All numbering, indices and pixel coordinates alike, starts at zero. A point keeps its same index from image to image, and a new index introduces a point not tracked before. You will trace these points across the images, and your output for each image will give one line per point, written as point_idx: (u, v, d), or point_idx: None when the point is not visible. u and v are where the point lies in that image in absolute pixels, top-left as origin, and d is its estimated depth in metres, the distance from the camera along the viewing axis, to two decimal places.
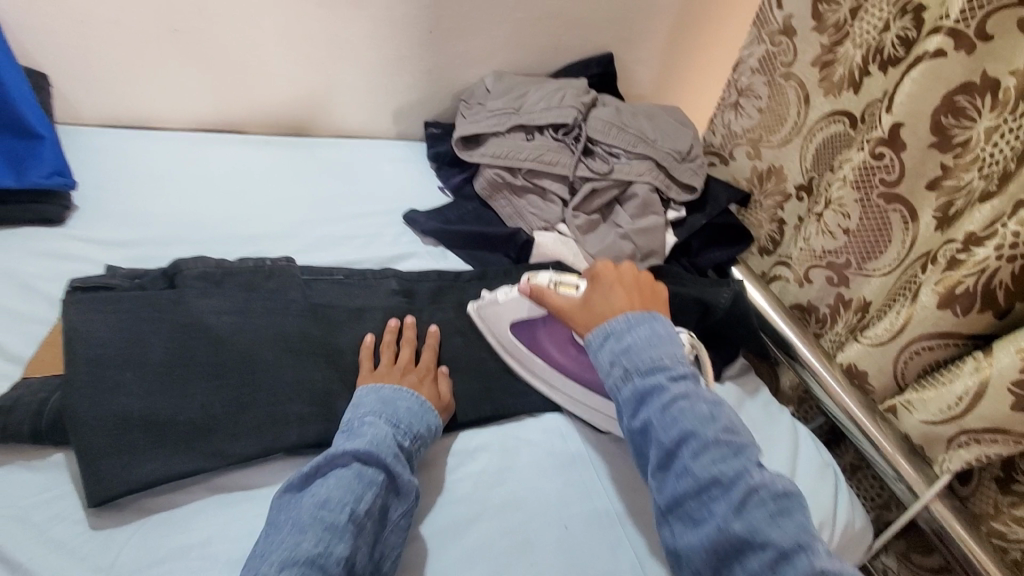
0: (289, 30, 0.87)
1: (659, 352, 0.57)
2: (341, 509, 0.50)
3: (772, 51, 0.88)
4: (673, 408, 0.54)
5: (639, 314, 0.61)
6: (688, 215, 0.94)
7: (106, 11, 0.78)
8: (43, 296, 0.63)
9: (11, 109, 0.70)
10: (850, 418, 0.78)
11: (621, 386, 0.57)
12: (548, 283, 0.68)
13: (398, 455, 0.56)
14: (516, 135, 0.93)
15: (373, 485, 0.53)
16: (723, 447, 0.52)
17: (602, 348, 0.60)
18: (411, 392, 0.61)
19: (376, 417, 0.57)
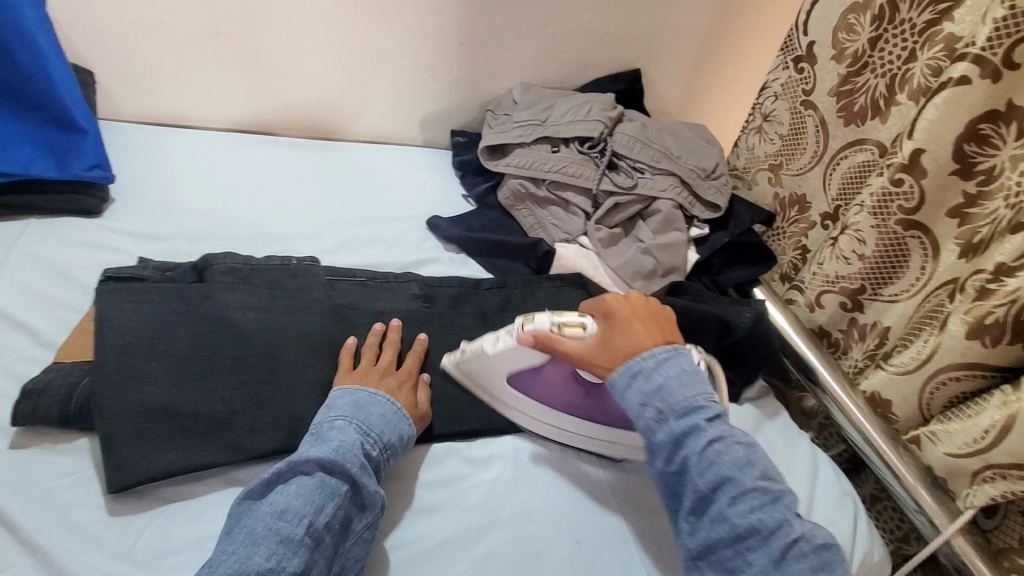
0: (325, 37, 0.89)
1: (692, 392, 0.56)
2: (298, 521, 0.48)
3: (795, 78, 0.90)
4: (711, 453, 0.53)
5: (664, 350, 0.59)
6: (711, 233, 0.94)
7: (153, 13, 0.81)
8: (79, 283, 0.65)
9: (59, 103, 0.73)
10: (872, 447, 0.77)
11: (655, 427, 0.56)
12: (552, 328, 0.62)
13: (365, 465, 0.53)
14: (542, 146, 0.94)
15: (336, 496, 0.51)
16: (761, 495, 0.52)
17: (629, 388, 0.58)
18: (386, 397, 0.60)
19: (345, 423, 0.55)
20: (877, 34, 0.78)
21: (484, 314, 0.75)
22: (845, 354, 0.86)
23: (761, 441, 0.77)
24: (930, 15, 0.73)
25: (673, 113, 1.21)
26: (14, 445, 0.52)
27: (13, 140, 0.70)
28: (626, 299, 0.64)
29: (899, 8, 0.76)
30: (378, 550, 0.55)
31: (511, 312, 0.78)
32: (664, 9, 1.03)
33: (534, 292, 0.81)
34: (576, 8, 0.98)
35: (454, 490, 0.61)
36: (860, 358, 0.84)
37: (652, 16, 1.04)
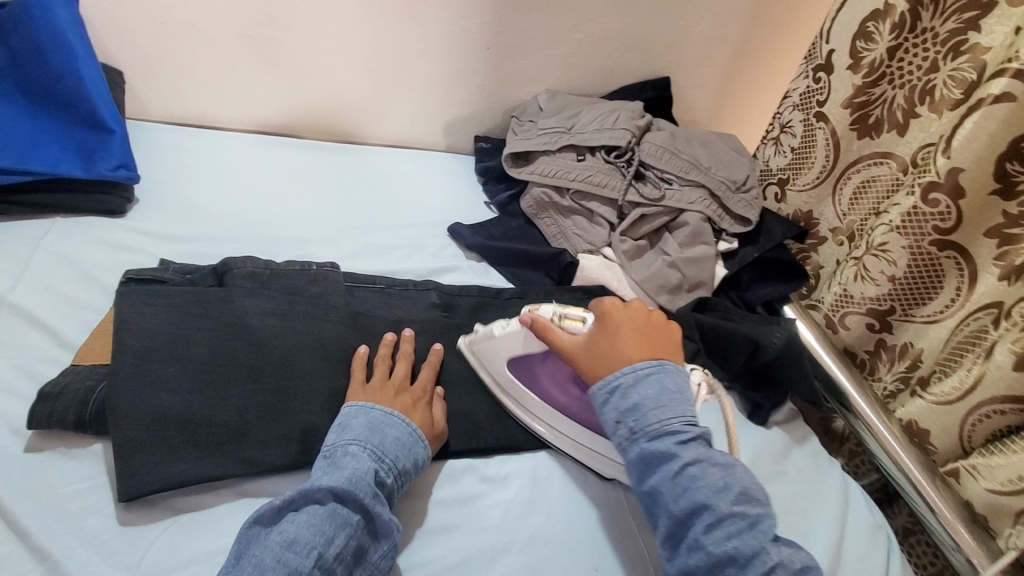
0: (350, 40, 0.88)
1: (667, 413, 0.54)
2: (308, 554, 0.46)
3: (812, 88, 0.88)
4: (683, 477, 0.51)
5: (645, 366, 0.57)
6: (740, 248, 0.91)
7: (184, 15, 0.81)
8: (101, 283, 0.65)
9: (88, 103, 0.73)
10: (907, 477, 0.72)
11: (629, 448, 0.55)
12: (552, 317, 0.64)
13: (378, 494, 0.52)
14: (567, 155, 0.92)
15: (347, 526, 0.49)
16: (737, 521, 0.49)
17: (607, 404, 0.57)
18: (401, 417, 0.58)
19: (358, 449, 0.54)
20: (897, 44, 0.76)
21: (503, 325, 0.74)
22: (878, 375, 0.82)
23: (789, 467, 0.73)
24: (955, 24, 0.71)
25: (702, 122, 1.18)
26: (30, 448, 0.51)
27: (45, 138, 0.71)
28: (626, 307, 0.63)
29: (921, 16, 0.74)
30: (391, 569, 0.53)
31: None
32: (695, 16, 1.01)
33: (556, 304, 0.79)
34: (605, 14, 0.96)
35: (468, 508, 0.59)
36: (893, 382, 0.80)
37: (684, 23, 1.01)
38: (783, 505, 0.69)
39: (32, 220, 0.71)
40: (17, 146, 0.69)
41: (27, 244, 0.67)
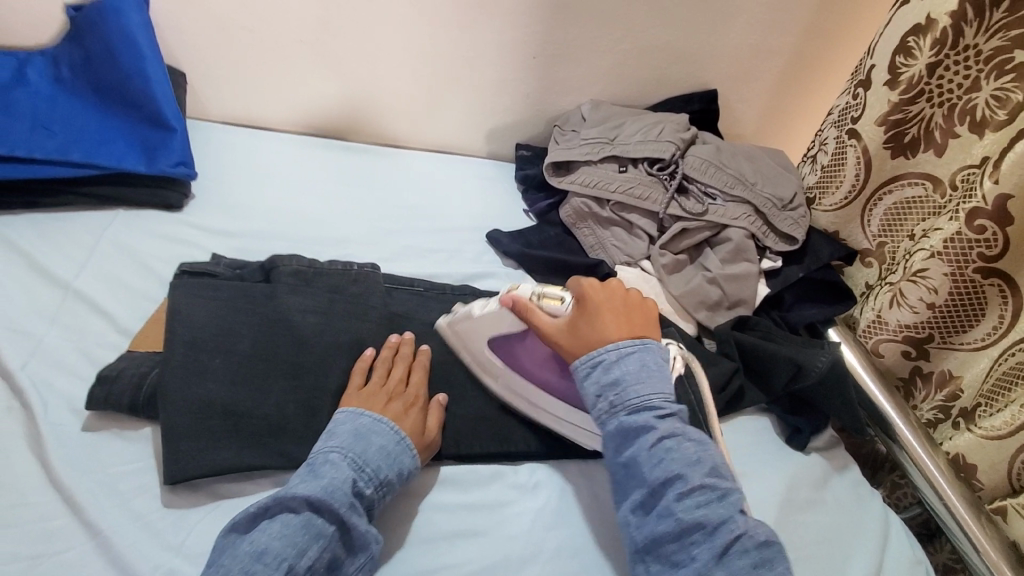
0: (400, 47, 0.90)
1: (646, 388, 0.56)
2: (277, 566, 0.46)
3: (850, 104, 0.85)
4: (660, 449, 0.53)
5: (629, 344, 0.58)
6: (785, 266, 0.89)
7: (246, 21, 0.85)
8: (158, 274, 0.68)
9: (154, 102, 0.77)
10: (952, 515, 0.68)
11: (607, 421, 0.56)
12: (531, 296, 0.62)
13: (355, 505, 0.51)
14: (609, 165, 0.92)
15: (321, 537, 0.49)
16: (708, 492, 0.51)
17: (589, 378, 0.58)
18: (393, 425, 0.58)
19: (339, 457, 0.53)
20: (937, 60, 0.74)
21: None
22: (916, 404, 0.80)
23: (828, 496, 0.71)
24: (999, 42, 0.68)
25: (748, 136, 1.16)
26: (87, 427, 0.54)
27: (114, 135, 0.75)
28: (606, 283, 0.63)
29: (964, 33, 0.71)
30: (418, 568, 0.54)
31: None
32: (745, 28, 0.99)
33: None
34: (653, 24, 0.95)
35: (497, 514, 0.59)
36: (931, 411, 0.79)
37: (733, 35, 0.99)
38: (820, 535, 0.66)
39: (98, 211, 0.74)
40: (88, 142, 0.73)
41: (93, 234, 0.71)
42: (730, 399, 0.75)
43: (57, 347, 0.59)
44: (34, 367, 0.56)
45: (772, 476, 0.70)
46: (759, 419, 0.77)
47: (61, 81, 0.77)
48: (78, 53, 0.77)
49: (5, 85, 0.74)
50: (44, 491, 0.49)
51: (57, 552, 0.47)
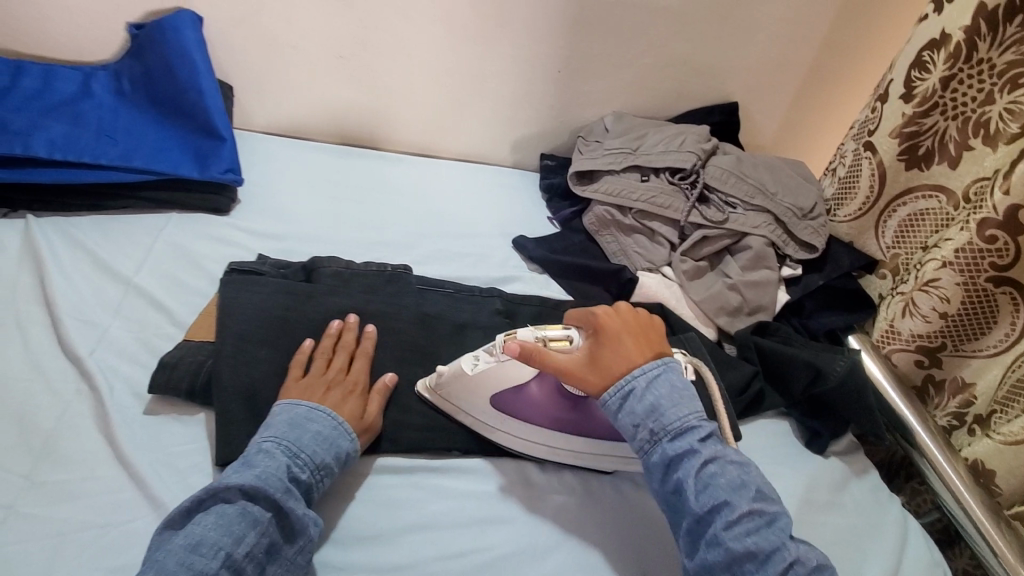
0: (432, 62, 0.95)
1: (685, 413, 0.57)
2: (213, 554, 0.46)
3: (868, 117, 0.87)
4: (705, 475, 0.54)
5: (655, 367, 0.60)
6: (805, 274, 0.90)
7: (290, 38, 0.90)
8: (209, 273, 0.73)
9: (206, 114, 0.82)
10: (986, 540, 0.68)
11: (650, 449, 0.57)
12: (537, 340, 0.61)
13: (291, 489, 0.52)
14: (631, 175, 0.95)
15: (257, 524, 0.49)
16: (756, 518, 0.52)
17: (622, 406, 0.59)
18: (331, 412, 0.59)
19: (274, 445, 0.54)
20: (951, 74, 0.75)
21: None
22: (931, 411, 0.81)
23: (846, 498, 0.72)
24: (1014, 56, 0.70)
25: (768, 148, 1.18)
26: (148, 410, 0.58)
27: (170, 143, 0.81)
28: (613, 308, 0.64)
29: (978, 47, 0.72)
30: (449, 549, 0.57)
31: None
32: (765, 43, 1.02)
33: None
34: (676, 39, 0.99)
35: (524, 503, 0.62)
36: (946, 418, 0.80)
37: (753, 49, 1.02)
38: (839, 536, 0.68)
39: (154, 214, 0.80)
40: (146, 149, 0.79)
41: (150, 234, 0.76)
42: (749, 403, 0.77)
43: (121, 337, 0.63)
44: (100, 354, 0.61)
45: (791, 477, 0.72)
46: (778, 423, 0.79)
47: (122, 95, 0.83)
48: (138, 68, 0.83)
49: (72, 96, 0.80)
50: (111, 466, 0.54)
51: (122, 522, 0.51)
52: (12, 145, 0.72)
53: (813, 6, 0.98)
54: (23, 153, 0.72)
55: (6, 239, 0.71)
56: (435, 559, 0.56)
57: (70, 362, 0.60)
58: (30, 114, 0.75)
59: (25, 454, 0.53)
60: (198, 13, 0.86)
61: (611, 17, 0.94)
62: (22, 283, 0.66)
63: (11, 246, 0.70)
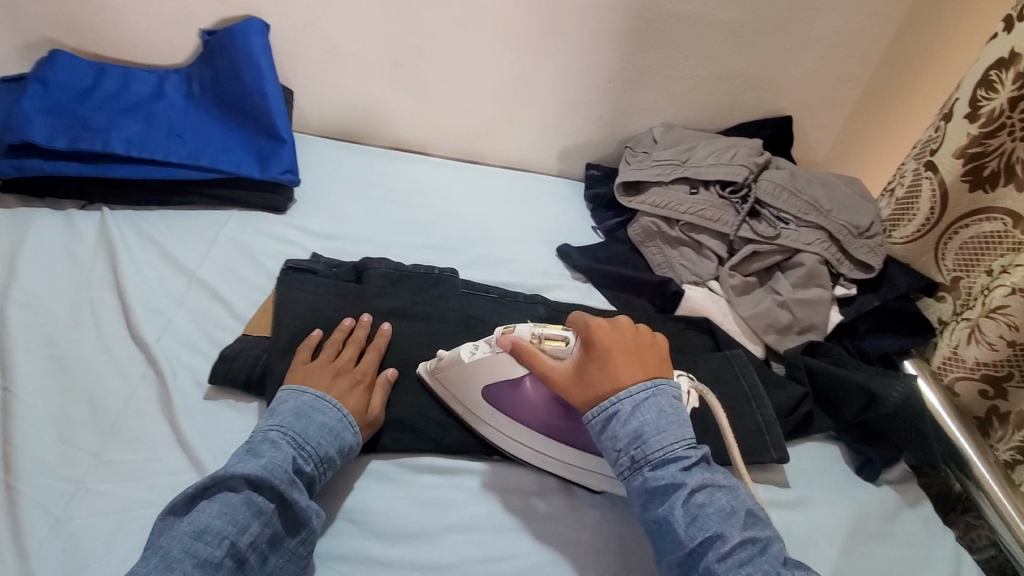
0: (484, 72, 0.97)
1: (670, 440, 0.55)
2: (218, 543, 0.46)
3: (930, 136, 0.84)
4: (692, 505, 0.52)
5: (642, 391, 0.57)
6: (860, 294, 0.88)
7: (348, 46, 0.93)
8: (266, 268, 0.76)
9: (269, 117, 0.86)
10: None
11: (631, 476, 0.55)
12: (531, 339, 0.61)
13: (296, 480, 0.52)
14: (680, 187, 0.94)
15: (262, 514, 0.49)
16: (749, 547, 0.50)
17: (606, 431, 0.56)
18: (334, 401, 0.59)
19: (279, 436, 0.54)
20: (1020, 94, 0.72)
21: None
22: (993, 443, 0.77)
23: (898, 530, 0.69)
24: None
25: (820, 163, 1.15)
26: (207, 397, 0.61)
27: (233, 144, 0.85)
28: (613, 324, 0.61)
29: None
30: (482, 552, 0.57)
31: None
32: (822, 57, 1.00)
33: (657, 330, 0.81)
34: (729, 52, 0.98)
35: (563, 510, 0.62)
36: (1009, 452, 0.76)
37: (809, 63, 1.00)
38: (890, 568, 0.65)
39: (217, 210, 0.84)
40: (212, 150, 0.83)
41: (213, 230, 0.80)
42: (798, 425, 0.74)
43: (184, 327, 0.66)
44: (165, 342, 0.64)
45: (839, 503, 0.69)
46: (827, 447, 0.76)
47: (192, 97, 0.87)
48: (209, 72, 0.87)
49: (147, 98, 0.85)
50: (172, 449, 0.56)
51: None
52: (93, 142, 0.77)
53: (874, 20, 0.96)
54: (102, 150, 0.77)
55: (83, 229, 0.75)
56: (472, 561, 0.56)
57: (138, 348, 0.63)
58: (109, 113, 0.80)
59: (95, 433, 0.56)
60: (266, 21, 0.90)
61: (664, 29, 0.94)
62: (97, 271, 0.70)
63: (88, 236, 0.75)
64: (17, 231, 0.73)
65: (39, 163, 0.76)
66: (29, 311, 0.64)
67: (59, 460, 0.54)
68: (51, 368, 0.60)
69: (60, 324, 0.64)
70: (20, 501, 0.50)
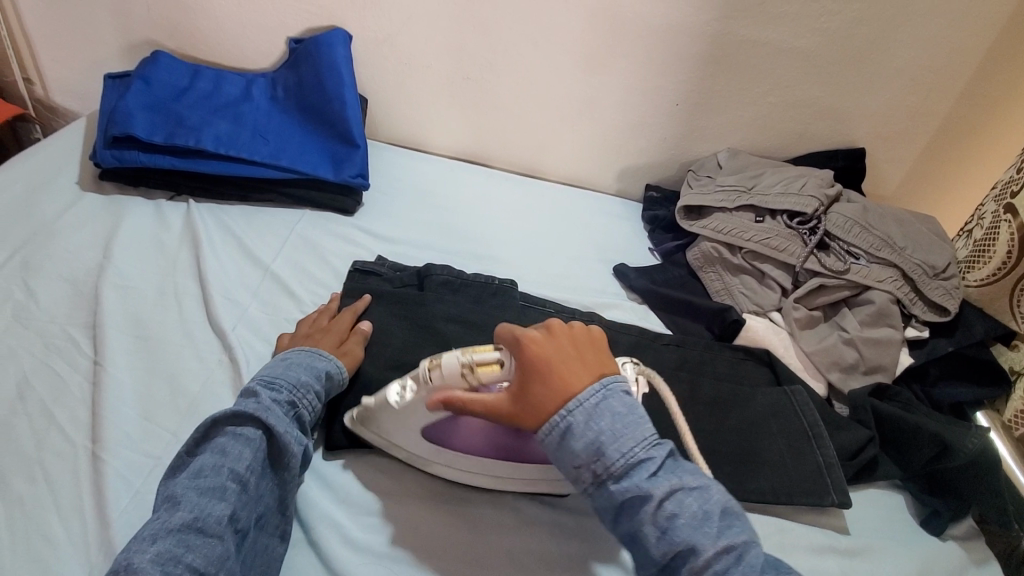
0: (553, 89, 0.98)
1: (630, 447, 0.50)
2: (215, 472, 0.49)
3: (1013, 177, 0.82)
4: (662, 517, 0.49)
5: (591, 397, 0.52)
6: (932, 338, 0.84)
7: (424, 59, 0.97)
8: (334, 267, 0.79)
9: (346, 122, 0.89)
10: None
11: (597, 492, 0.51)
12: (460, 372, 0.55)
13: (274, 408, 0.54)
14: (745, 214, 0.92)
15: (252, 443, 0.51)
16: (725, 556, 0.47)
17: (560, 450, 0.52)
18: (305, 348, 0.64)
19: (252, 385, 0.57)
20: None
21: (659, 369, 0.76)
22: None
23: None
24: None
25: (890, 198, 1.11)
26: None
27: (311, 147, 0.89)
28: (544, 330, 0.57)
29: None
30: (532, 566, 0.56)
31: (687, 373, 0.77)
32: (902, 89, 0.96)
33: (714, 357, 0.80)
34: (802, 81, 0.96)
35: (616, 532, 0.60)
36: None
37: (887, 96, 0.97)
38: None
39: (292, 209, 0.88)
40: (292, 151, 0.87)
41: (286, 227, 0.83)
42: (861, 470, 0.71)
43: (257, 318, 0.69)
44: (240, 331, 0.67)
45: (902, 554, 0.66)
46: (891, 495, 0.73)
47: (276, 100, 0.92)
48: (292, 78, 0.92)
49: (236, 99, 0.89)
50: None
51: None
52: (186, 138, 0.82)
53: (962, 55, 0.92)
54: (194, 146, 0.82)
55: (171, 219, 0.80)
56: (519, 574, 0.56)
57: (215, 334, 0.66)
58: (201, 112, 0.85)
59: (172, 411, 0.59)
60: (349, 32, 0.94)
61: (738, 55, 0.93)
62: (181, 258, 0.75)
63: (175, 225, 0.79)
64: (114, 217, 0.79)
65: (137, 155, 0.81)
66: (121, 292, 0.69)
67: (140, 433, 0.57)
68: (137, 345, 0.64)
69: (147, 306, 0.68)
70: (105, 470, 0.53)
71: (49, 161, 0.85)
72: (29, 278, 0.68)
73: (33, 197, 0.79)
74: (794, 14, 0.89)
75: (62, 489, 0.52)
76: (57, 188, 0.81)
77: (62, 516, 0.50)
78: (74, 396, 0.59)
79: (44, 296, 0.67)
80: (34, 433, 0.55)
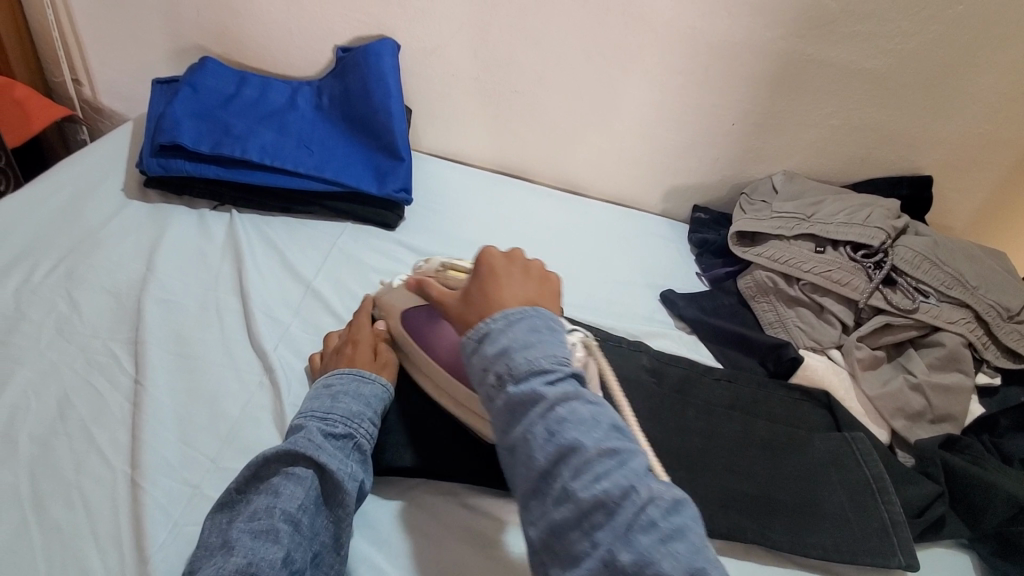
0: (602, 104, 0.95)
1: (535, 352, 0.45)
2: (268, 514, 0.47)
3: None
4: (552, 420, 0.43)
5: (517, 309, 0.48)
6: (1004, 386, 0.78)
7: (472, 71, 0.94)
8: (375, 285, 0.77)
9: (391, 134, 0.87)
10: None
11: (494, 396, 0.46)
12: (437, 270, 0.62)
13: (323, 444, 0.52)
14: (803, 244, 0.87)
15: (303, 481, 0.50)
16: (608, 461, 0.41)
17: (472, 353, 0.48)
18: (342, 368, 0.61)
19: (301, 419, 0.55)
20: None
21: (712, 407, 0.72)
22: None
23: None
24: None
25: (958, 230, 1.04)
26: None
27: (355, 159, 0.87)
28: (507, 253, 0.55)
29: None
30: None
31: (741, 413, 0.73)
32: (980, 117, 0.90)
33: (769, 396, 0.75)
34: (869, 103, 0.91)
35: None
36: None
37: (960, 123, 0.91)
38: None
39: (333, 221, 0.86)
40: (336, 162, 0.85)
41: (328, 241, 0.82)
42: (927, 527, 0.66)
43: (298, 338, 0.68)
44: (281, 352, 0.65)
45: None
46: (957, 555, 0.66)
47: (321, 109, 0.91)
48: (338, 87, 0.90)
49: (281, 108, 0.88)
50: None
51: None
52: (232, 148, 0.80)
53: None
54: (240, 156, 0.80)
55: (214, 230, 0.79)
56: None
57: (256, 354, 0.65)
58: (247, 121, 0.84)
59: (212, 437, 0.57)
60: (398, 41, 0.92)
61: (802, 76, 0.88)
62: (224, 272, 0.73)
63: (218, 237, 0.78)
64: (158, 227, 0.78)
65: (183, 164, 0.80)
66: (163, 306, 0.67)
67: (180, 460, 0.55)
68: (178, 363, 0.62)
69: (188, 321, 0.66)
70: (144, 500, 0.51)
71: (95, 166, 0.85)
72: (73, 289, 0.68)
73: (79, 204, 0.79)
74: (867, 34, 0.84)
75: (100, 517, 0.50)
76: (103, 195, 0.81)
77: (101, 548, 0.49)
78: (113, 417, 0.57)
79: (87, 310, 0.66)
80: (73, 456, 0.54)
